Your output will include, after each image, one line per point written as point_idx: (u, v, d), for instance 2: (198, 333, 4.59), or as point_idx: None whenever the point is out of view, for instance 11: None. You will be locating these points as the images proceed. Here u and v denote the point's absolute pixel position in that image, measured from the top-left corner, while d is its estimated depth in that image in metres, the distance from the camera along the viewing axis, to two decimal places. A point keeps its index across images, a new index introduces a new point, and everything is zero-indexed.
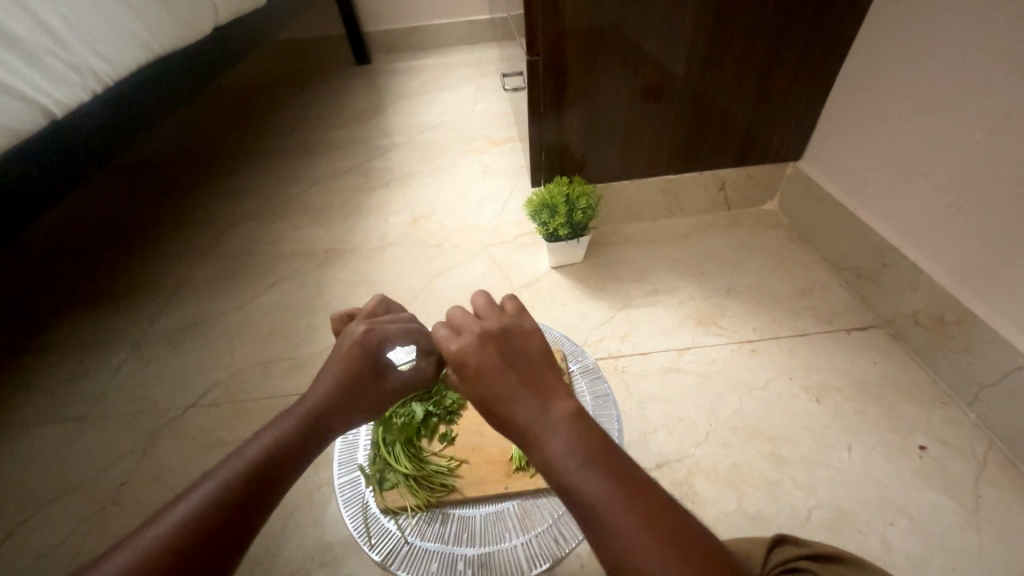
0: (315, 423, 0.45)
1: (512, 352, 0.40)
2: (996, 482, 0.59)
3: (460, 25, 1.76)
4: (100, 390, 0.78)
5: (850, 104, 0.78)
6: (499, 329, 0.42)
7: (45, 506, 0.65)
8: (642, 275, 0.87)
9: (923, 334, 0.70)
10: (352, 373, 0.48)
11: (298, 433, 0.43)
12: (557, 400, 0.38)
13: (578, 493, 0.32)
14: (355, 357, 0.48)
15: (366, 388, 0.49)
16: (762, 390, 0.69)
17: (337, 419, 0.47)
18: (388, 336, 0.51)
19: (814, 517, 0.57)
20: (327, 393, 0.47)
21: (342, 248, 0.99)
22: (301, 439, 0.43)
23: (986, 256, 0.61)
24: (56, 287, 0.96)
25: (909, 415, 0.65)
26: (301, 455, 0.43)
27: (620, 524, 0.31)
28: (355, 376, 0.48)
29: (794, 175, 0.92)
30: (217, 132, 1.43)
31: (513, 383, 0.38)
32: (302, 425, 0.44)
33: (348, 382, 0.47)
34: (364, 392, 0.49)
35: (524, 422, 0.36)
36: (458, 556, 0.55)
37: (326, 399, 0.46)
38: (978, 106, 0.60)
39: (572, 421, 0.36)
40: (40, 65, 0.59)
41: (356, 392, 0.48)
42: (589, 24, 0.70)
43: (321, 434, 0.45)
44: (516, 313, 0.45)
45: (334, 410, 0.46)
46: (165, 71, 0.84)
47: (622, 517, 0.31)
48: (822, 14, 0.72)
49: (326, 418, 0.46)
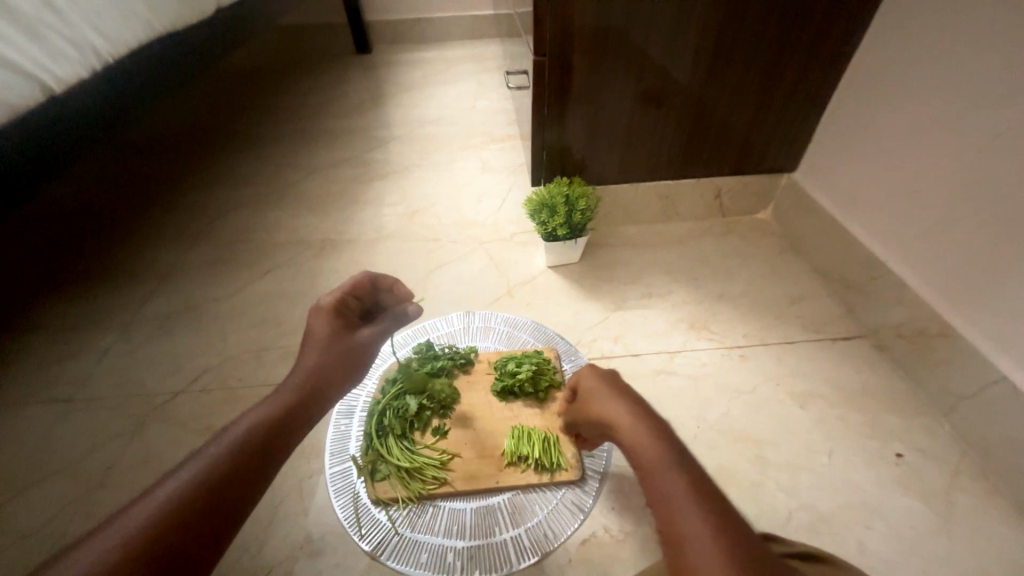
0: (297, 404, 0.48)
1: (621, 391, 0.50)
2: (970, 490, 0.61)
3: (463, 20, 1.76)
4: (88, 372, 0.77)
5: (846, 119, 0.80)
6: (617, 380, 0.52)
7: (28, 487, 0.64)
8: (637, 278, 0.88)
9: (905, 346, 0.73)
10: (327, 335, 0.54)
11: (281, 414, 0.46)
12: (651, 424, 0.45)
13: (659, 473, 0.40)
14: (327, 322, 0.55)
15: (347, 349, 0.54)
16: (749, 395, 0.71)
17: (323, 397, 0.50)
18: (345, 296, 0.59)
19: (795, 518, 0.59)
20: (310, 366, 0.51)
21: (339, 239, 0.98)
22: (283, 420, 0.45)
23: (969, 272, 0.63)
24: (44, 265, 0.94)
25: (889, 423, 0.67)
26: (286, 437, 0.45)
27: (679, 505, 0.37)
28: (332, 338, 0.54)
29: (788, 185, 0.94)
30: (213, 116, 1.41)
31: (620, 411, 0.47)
32: (286, 407, 0.47)
33: (327, 342, 0.53)
34: (346, 356, 0.54)
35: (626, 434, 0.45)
36: (448, 548, 0.56)
37: (311, 370, 0.51)
38: (970, 127, 0.62)
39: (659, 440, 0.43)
40: (40, 39, 0.59)
41: (340, 354, 0.53)
42: (597, 26, 0.70)
43: (307, 409, 0.48)
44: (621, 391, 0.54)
45: (313, 391, 0.49)
46: (166, 51, 0.83)
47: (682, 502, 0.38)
48: (824, 29, 0.73)
49: (310, 397, 0.49)
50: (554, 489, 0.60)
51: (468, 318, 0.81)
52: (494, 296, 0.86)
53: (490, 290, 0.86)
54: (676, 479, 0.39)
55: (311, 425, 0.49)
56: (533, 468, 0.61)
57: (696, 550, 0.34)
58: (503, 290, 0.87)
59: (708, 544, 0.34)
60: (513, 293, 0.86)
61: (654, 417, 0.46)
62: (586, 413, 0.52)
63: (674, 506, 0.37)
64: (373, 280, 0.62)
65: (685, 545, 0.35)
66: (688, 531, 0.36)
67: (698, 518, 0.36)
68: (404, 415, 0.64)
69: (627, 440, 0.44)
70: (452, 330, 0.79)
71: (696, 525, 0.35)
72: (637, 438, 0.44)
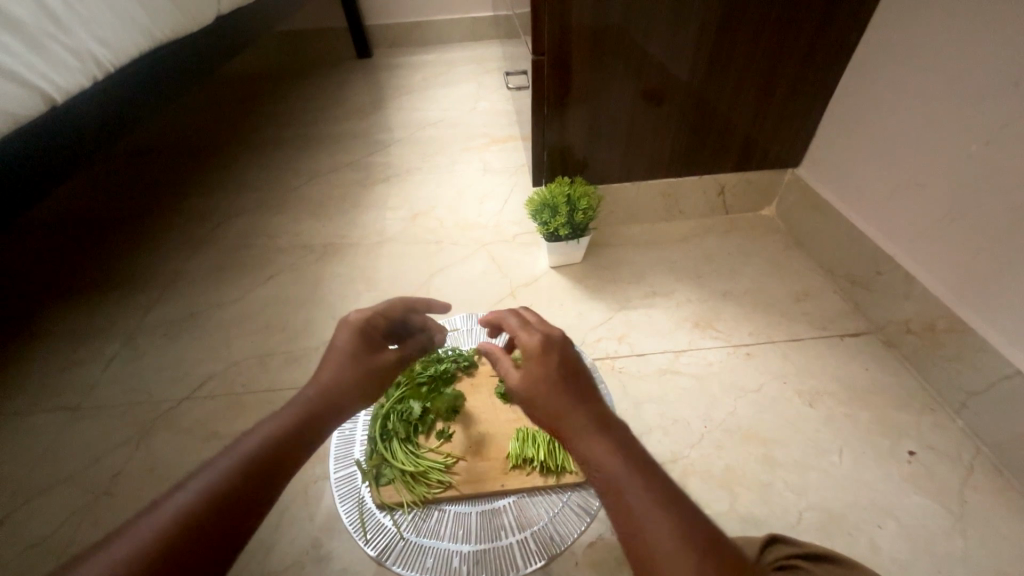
0: (313, 415, 0.45)
1: (564, 366, 0.42)
2: (983, 488, 0.60)
3: (463, 22, 1.76)
4: (94, 381, 0.77)
5: (850, 113, 0.79)
6: (555, 353, 0.43)
7: (36, 496, 0.64)
8: (641, 277, 0.88)
9: (914, 342, 0.71)
10: (351, 353, 0.50)
11: (294, 426, 0.43)
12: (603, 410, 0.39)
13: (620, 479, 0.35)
14: (352, 338, 0.51)
15: (370, 369, 0.50)
16: (756, 394, 0.70)
17: (339, 408, 0.47)
18: (378, 314, 0.55)
19: (805, 518, 0.58)
20: (327, 380, 0.48)
21: (341, 243, 0.98)
22: (297, 431, 0.43)
23: (978, 267, 0.62)
24: (50, 275, 0.95)
25: (899, 420, 0.67)
26: (301, 448, 0.43)
27: (649, 520, 0.33)
28: (357, 356, 0.51)
29: (792, 181, 0.93)
30: (215, 123, 1.42)
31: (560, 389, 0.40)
32: (302, 415, 0.44)
33: (349, 358, 0.50)
34: (368, 376, 0.50)
35: (572, 425, 0.38)
36: (454, 553, 0.55)
37: (329, 385, 0.47)
38: (976, 118, 0.61)
39: (613, 433, 0.38)
40: (42, 50, 0.59)
41: (362, 372, 0.50)
42: (596, 23, 0.70)
43: (323, 422, 0.45)
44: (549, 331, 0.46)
45: (330, 403, 0.46)
46: (167, 58, 0.83)
47: (651, 516, 0.33)
48: (826, 22, 0.72)
49: (328, 406, 0.46)
50: (559, 492, 0.59)
51: (472, 319, 0.80)
52: (497, 297, 0.85)
53: (493, 292, 0.86)
54: (607, 444, 0.37)
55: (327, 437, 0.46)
56: (538, 471, 0.60)
57: (640, 520, 0.33)
58: (506, 292, 0.86)
59: (651, 512, 0.33)
60: (516, 294, 0.86)
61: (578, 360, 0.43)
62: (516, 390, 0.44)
63: (633, 511, 0.33)
64: (407, 305, 0.60)
65: (628, 511, 0.33)
66: (652, 540, 0.32)
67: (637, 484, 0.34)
68: (407, 418, 0.63)
69: (538, 392, 0.41)
70: (456, 332, 0.78)
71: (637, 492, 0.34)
72: (553, 391, 0.40)
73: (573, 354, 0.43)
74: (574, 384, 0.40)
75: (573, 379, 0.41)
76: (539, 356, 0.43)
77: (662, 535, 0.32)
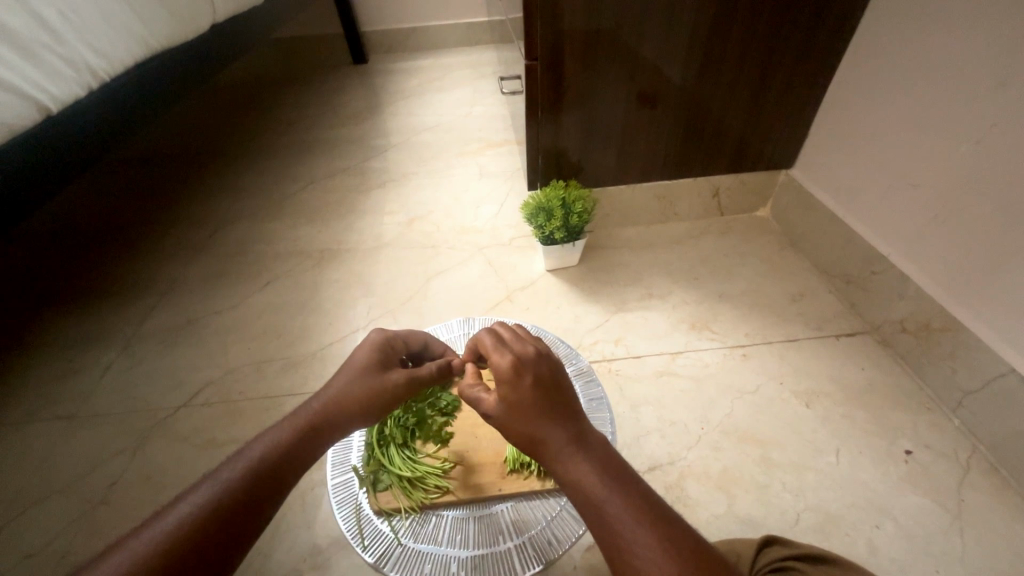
0: (314, 426, 0.45)
1: (539, 389, 0.41)
2: (980, 487, 0.60)
3: (459, 27, 1.77)
4: (89, 391, 0.77)
5: (842, 114, 0.79)
6: (527, 375, 0.42)
7: (29, 508, 0.64)
8: (637, 279, 0.88)
9: (910, 342, 0.72)
10: (360, 370, 0.50)
11: (296, 438, 0.43)
12: (583, 429, 0.40)
13: (603, 500, 0.35)
14: (365, 357, 0.51)
15: (373, 386, 0.49)
16: (753, 395, 0.70)
17: (340, 422, 0.46)
18: (397, 339, 0.55)
19: (803, 518, 0.58)
20: (330, 394, 0.47)
21: (338, 248, 0.99)
22: (300, 442, 0.43)
23: (972, 266, 0.63)
24: (45, 284, 0.95)
25: (896, 420, 0.67)
26: (301, 458, 0.43)
27: (632, 537, 0.33)
28: (363, 374, 0.50)
29: (786, 182, 0.93)
30: (212, 130, 1.42)
31: (538, 414, 0.40)
32: (302, 426, 0.44)
33: (358, 375, 0.49)
34: (371, 393, 0.48)
35: (552, 451, 0.38)
36: (452, 558, 0.54)
37: (332, 400, 0.47)
38: (965, 119, 0.61)
39: (592, 454, 0.38)
40: (38, 60, 0.59)
41: (365, 388, 0.48)
42: (587, 29, 0.70)
43: (323, 433, 0.45)
44: (524, 345, 0.45)
45: (332, 416, 0.46)
46: (163, 67, 0.84)
47: (633, 532, 0.33)
48: (817, 25, 0.73)
49: (329, 417, 0.46)
50: (557, 496, 0.59)
51: (468, 323, 0.77)
52: (493, 302, 0.85)
53: (489, 296, 0.86)
54: (586, 464, 0.37)
55: (326, 450, 0.46)
56: (535, 475, 0.60)
57: (622, 535, 0.33)
58: (502, 296, 0.86)
59: (632, 526, 0.33)
60: (512, 298, 0.86)
61: (554, 374, 0.43)
62: (493, 418, 0.43)
63: (618, 533, 0.34)
64: (427, 337, 0.59)
65: (612, 529, 0.34)
66: (638, 559, 0.32)
67: (618, 501, 0.35)
68: (405, 424, 0.63)
69: (517, 417, 0.40)
70: (452, 337, 0.75)
71: (618, 510, 0.34)
72: (530, 415, 0.40)
73: (548, 370, 0.43)
74: (550, 405, 0.40)
75: (548, 399, 0.40)
76: (511, 383, 0.42)
77: (647, 552, 0.32)
